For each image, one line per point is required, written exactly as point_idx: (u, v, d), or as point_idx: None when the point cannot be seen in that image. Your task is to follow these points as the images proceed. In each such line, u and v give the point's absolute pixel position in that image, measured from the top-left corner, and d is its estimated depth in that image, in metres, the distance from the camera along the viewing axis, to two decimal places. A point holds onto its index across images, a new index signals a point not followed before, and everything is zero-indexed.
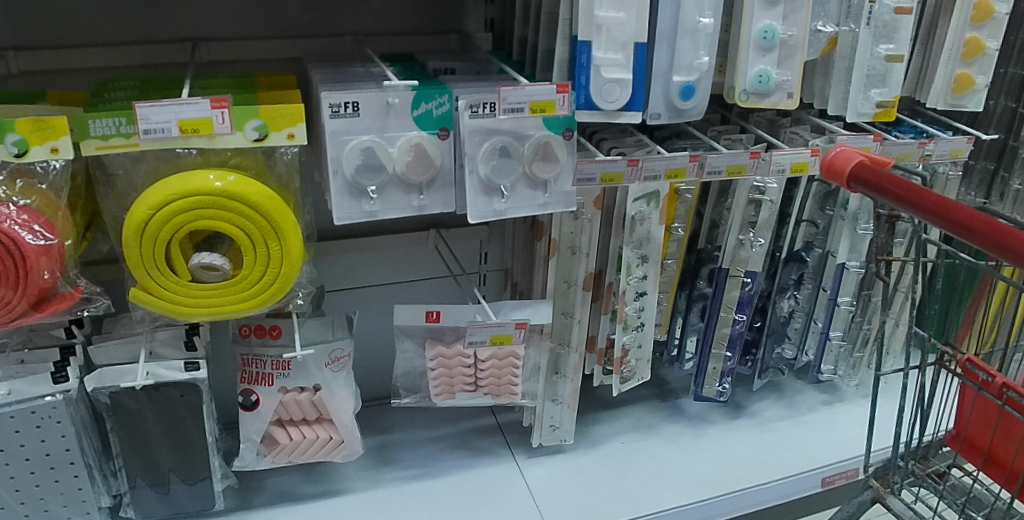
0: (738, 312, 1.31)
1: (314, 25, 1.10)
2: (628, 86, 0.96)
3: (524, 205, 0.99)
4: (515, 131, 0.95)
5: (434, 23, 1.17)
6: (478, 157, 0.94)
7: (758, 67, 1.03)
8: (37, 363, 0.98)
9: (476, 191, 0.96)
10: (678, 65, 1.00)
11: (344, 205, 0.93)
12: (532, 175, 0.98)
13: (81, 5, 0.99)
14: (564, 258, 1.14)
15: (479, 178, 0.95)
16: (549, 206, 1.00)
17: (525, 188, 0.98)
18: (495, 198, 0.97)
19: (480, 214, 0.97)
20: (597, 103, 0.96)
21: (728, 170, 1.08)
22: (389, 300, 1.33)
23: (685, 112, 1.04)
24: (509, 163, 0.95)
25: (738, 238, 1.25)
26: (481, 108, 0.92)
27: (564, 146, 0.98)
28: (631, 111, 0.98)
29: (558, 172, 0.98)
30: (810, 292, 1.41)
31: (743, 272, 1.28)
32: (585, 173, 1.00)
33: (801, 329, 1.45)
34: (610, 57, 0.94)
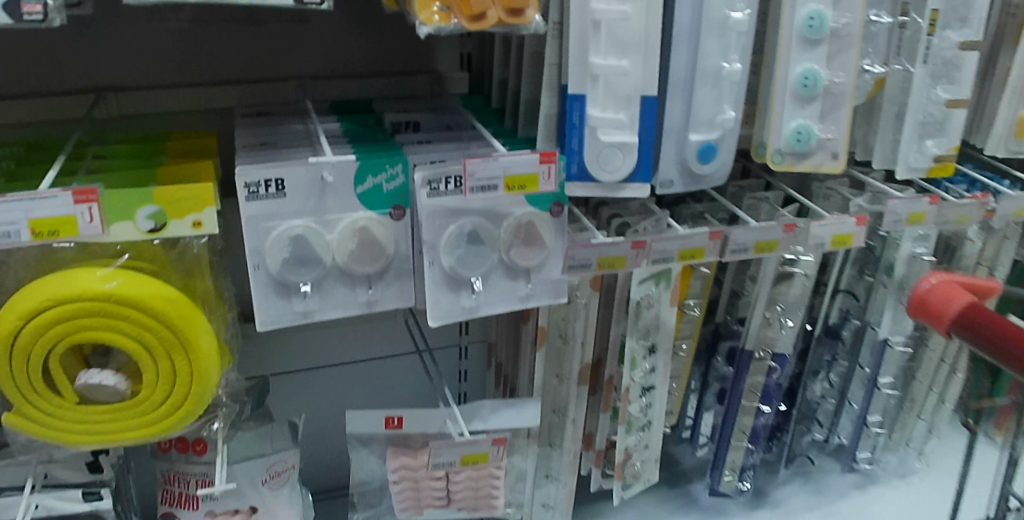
0: (763, 403, 1.12)
1: (249, 68, 0.90)
2: (631, 151, 0.74)
3: (501, 299, 0.78)
4: (488, 209, 0.74)
5: (399, 62, 0.96)
6: (441, 243, 0.73)
7: (796, 122, 0.83)
8: None
9: (440, 286, 0.75)
10: (695, 121, 0.79)
11: (271, 307, 0.73)
12: (510, 262, 0.77)
13: None
14: (555, 347, 0.95)
15: (444, 269, 0.74)
16: (534, 299, 0.80)
17: (502, 279, 0.78)
18: (464, 294, 0.77)
19: (447, 315, 0.76)
20: (591, 173, 0.75)
21: (757, 246, 0.88)
22: (353, 382, 1.12)
23: (703, 178, 0.83)
24: (479, 250, 0.74)
25: (765, 316, 1.04)
26: (437, 184, 0.71)
27: (551, 225, 0.77)
28: (636, 182, 0.77)
29: (543, 258, 0.78)
30: (843, 370, 1.20)
31: (771, 356, 1.08)
32: (578, 258, 0.80)
33: (833, 409, 1.24)
34: (609, 117, 0.73)
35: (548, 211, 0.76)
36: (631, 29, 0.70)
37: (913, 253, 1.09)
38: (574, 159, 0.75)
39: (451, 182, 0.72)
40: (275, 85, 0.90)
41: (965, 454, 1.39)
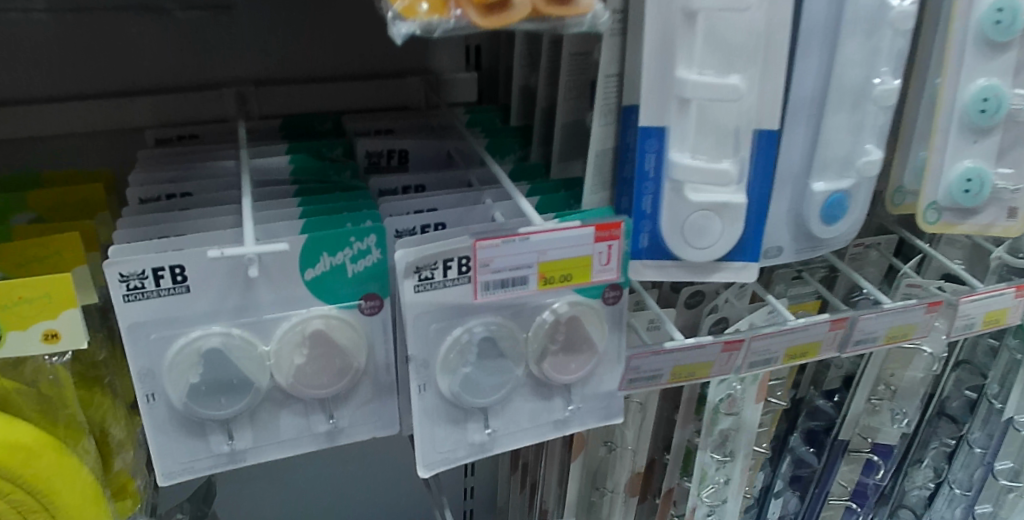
0: (854, 502, 0.87)
1: (173, 73, 0.70)
2: (734, 216, 0.47)
3: (526, 427, 0.53)
4: (511, 303, 0.48)
5: (374, 62, 0.76)
6: (439, 360, 0.48)
7: (964, 163, 0.56)
8: None
9: (436, 419, 0.50)
10: (822, 164, 0.54)
11: (178, 450, 0.48)
12: (541, 379, 0.51)
13: None
14: (595, 455, 0.70)
15: (442, 395, 0.49)
16: (572, 427, 0.54)
17: (528, 399, 0.52)
18: (472, 426, 0.51)
19: (446, 458, 0.51)
20: (671, 248, 0.48)
21: (888, 333, 0.62)
22: (326, 465, 0.88)
23: (823, 243, 0.58)
24: (497, 368, 0.49)
25: (869, 402, 0.80)
26: (428, 271, 0.44)
27: (605, 321, 0.51)
28: (737, 260, 0.50)
29: (591, 369, 0.52)
30: (949, 451, 0.93)
31: (871, 448, 0.83)
32: (645, 369, 0.53)
33: (924, 496, 0.96)
34: (703, 167, 0.45)
35: (598, 298, 0.50)
36: (745, 25, 0.43)
37: None
38: (643, 226, 0.48)
39: (454, 265, 0.45)
40: (207, 93, 0.69)
41: None
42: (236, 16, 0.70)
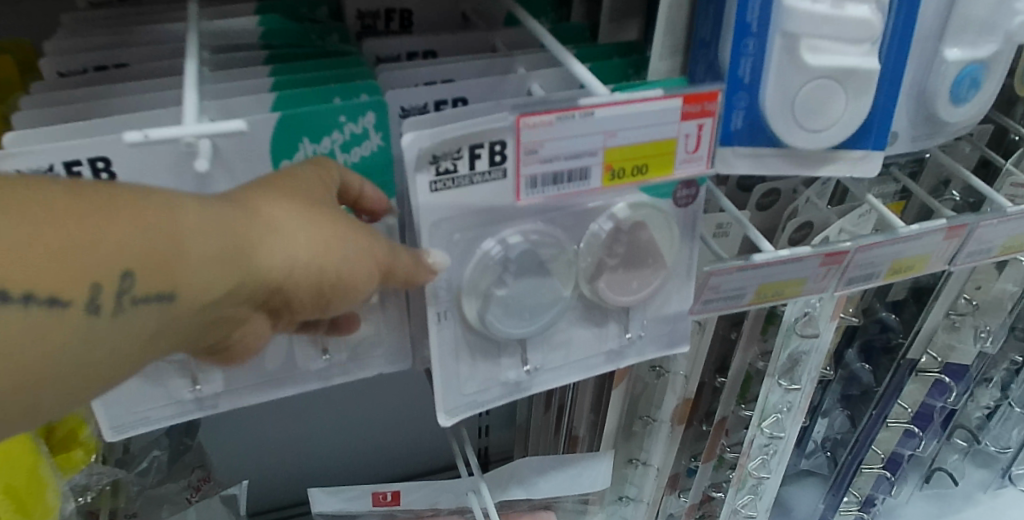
0: (914, 425, 0.78)
1: None
2: (863, 86, 0.35)
3: (571, 360, 0.43)
4: (558, 204, 0.37)
5: None
6: (464, 285, 0.37)
7: None
8: None
9: (460, 353, 0.40)
10: (960, 24, 0.41)
11: (137, 392, 0.39)
12: (592, 303, 0.40)
13: None
14: (639, 381, 0.59)
15: (469, 325, 0.39)
16: (626, 360, 0.44)
17: (575, 327, 0.42)
18: (507, 363, 0.41)
19: (475, 402, 0.41)
20: (776, 131, 0.36)
21: (1003, 246, 0.52)
22: None
23: (946, 129, 0.45)
24: (541, 294, 0.38)
25: (947, 318, 0.69)
26: (449, 162, 0.32)
27: (674, 227, 0.39)
28: (861, 148, 0.38)
29: (655, 288, 0.40)
30: (1017, 368, 0.84)
31: (942, 368, 0.73)
32: (725, 289, 0.42)
33: (982, 416, 0.88)
34: (836, 18, 0.33)
35: (669, 199, 0.39)
36: None
37: None
38: (738, 100, 0.36)
39: (484, 153, 0.33)
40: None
41: None
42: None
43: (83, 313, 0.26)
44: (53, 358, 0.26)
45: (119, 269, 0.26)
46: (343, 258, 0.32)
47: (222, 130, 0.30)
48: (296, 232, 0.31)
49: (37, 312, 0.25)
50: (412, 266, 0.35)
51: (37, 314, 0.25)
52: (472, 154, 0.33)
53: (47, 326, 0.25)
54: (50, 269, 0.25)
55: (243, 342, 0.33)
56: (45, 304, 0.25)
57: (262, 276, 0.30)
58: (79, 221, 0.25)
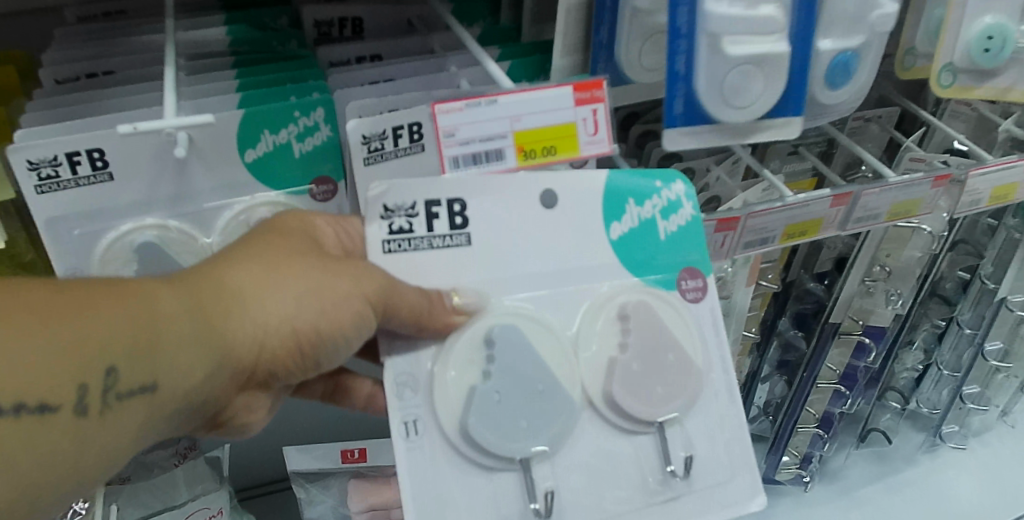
0: (843, 385, 0.85)
1: None
2: (771, 69, 0.43)
3: (605, 487, 0.45)
4: (560, 278, 0.45)
5: None
6: (438, 383, 0.43)
7: (987, 18, 0.51)
8: None
9: (459, 472, 0.43)
10: (831, 17, 0.48)
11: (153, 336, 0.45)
12: (605, 410, 0.45)
13: None
14: None
15: (450, 438, 0.43)
16: (679, 503, 0.46)
17: (603, 444, 0.46)
18: (515, 485, 0.44)
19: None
20: (709, 110, 0.44)
21: (890, 212, 0.58)
22: None
23: (828, 110, 0.52)
24: (531, 405, 0.43)
25: (863, 284, 0.77)
26: (403, 219, 0.43)
27: (694, 333, 0.47)
28: (782, 117, 0.46)
29: (692, 395, 0.46)
30: (939, 332, 0.93)
31: (863, 330, 0.80)
32: (659, 356, 0.45)
33: (912, 378, 0.98)
34: (747, 15, 0.41)
35: (676, 291, 0.47)
36: None
37: None
38: (677, 89, 0.43)
39: (443, 214, 0.43)
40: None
41: None
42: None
43: (74, 411, 0.35)
44: (64, 457, 0.36)
45: (101, 367, 0.35)
46: (317, 314, 0.41)
47: (194, 121, 0.39)
48: (273, 302, 0.40)
49: (30, 417, 0.34)
50: (428, 299, 0.41)
51: (29, 418, 0.34)
52: (430, 214, 0.43)
53: (42, 427, 0.34)
54: (34, 376, 0.34)
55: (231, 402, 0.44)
56: (36, 409, 0.34)
57: (241, 341, 0.40)
58: (72, 324, 0.34)
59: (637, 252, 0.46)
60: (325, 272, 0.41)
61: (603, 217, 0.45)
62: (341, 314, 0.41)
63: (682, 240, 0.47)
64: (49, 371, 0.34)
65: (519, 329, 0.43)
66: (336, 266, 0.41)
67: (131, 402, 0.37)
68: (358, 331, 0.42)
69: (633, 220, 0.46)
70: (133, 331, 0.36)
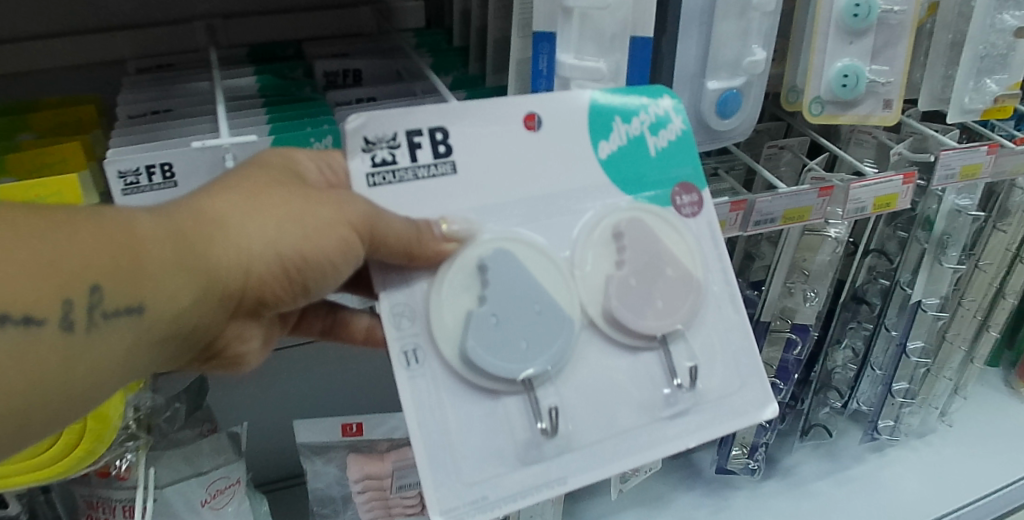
0: (778, 378, 0.97)
1: (141, 9, 0.75)
2: None
3: (600, 412, 0.49)
4: (547, 201, 0.49)
5: None
6: (436, 315, 0.46)
7: (842, 61, 0.66)
8: None
9: (462, 395, 0.47)
10: (715, 64, 0.63)
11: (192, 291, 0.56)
12: (605, 328, 0.50)
13: None
14: None
15: (450, 366, 0.47)
16: (691, 415, 0.51)
17: (613, 365, 0.50)
18: (518, 410, 0.48)
19: (509, 493, 0.46)
20: None
21: (785, 216, 0.73)
22: (312, 367, 0.99)
23: (723, 135, 0.67)
24: (534, 323, 0.47)
25: (785, 287, 0.91)
26: (385, 150, 0.46)
27: (696, 250, 0.52)
28: None
29: (694, 306, 0.51)
30: (867, 333, 1.05)
31: (790, 328, 0.94)
32: (649, 279, 0.50)
33: (849, 376, 1.10)
34: (586, 65, 0.55)
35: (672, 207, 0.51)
36: None
37: (957, 207, 0.94)
38: None
39: (427, 143, 0.47)
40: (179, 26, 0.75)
41: (1001, 413, 1.24)
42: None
43: (61, 325, 0.41)
44: (62, 367, 0.41)
45: (88, 283, 0.41)
46: (300, 240, 0.45)
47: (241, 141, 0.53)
48: (255, 230, 0.44)
49: (18, 329, 0.39)
50: (415, 227, 0.45)
51: (18, 331, 0.39)
52: (411, 144, 0.47)
53: (28, 339, 0.40)
54: (23, 291, 0.39)
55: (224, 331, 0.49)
56: (22, 321, 0.39)
57: (227, 265, 0.44)
58: (55, 244, 0.40)
59: (624, 168, 0.51)
60: (307, 203, 0.45)
61: (593, 138, 0.50)
62: (323, 242, 0.45)
63: (674, 154, 0.52)
64: (33, 286, 0.40)
65: (509, 252, 0.47)
66: (318, 197, 0.46)
67: (119, 319, 0.42)
68: (342, 259, 0.46)
69: (622, 138, 0.50)
70: (111, 251, 0.41)
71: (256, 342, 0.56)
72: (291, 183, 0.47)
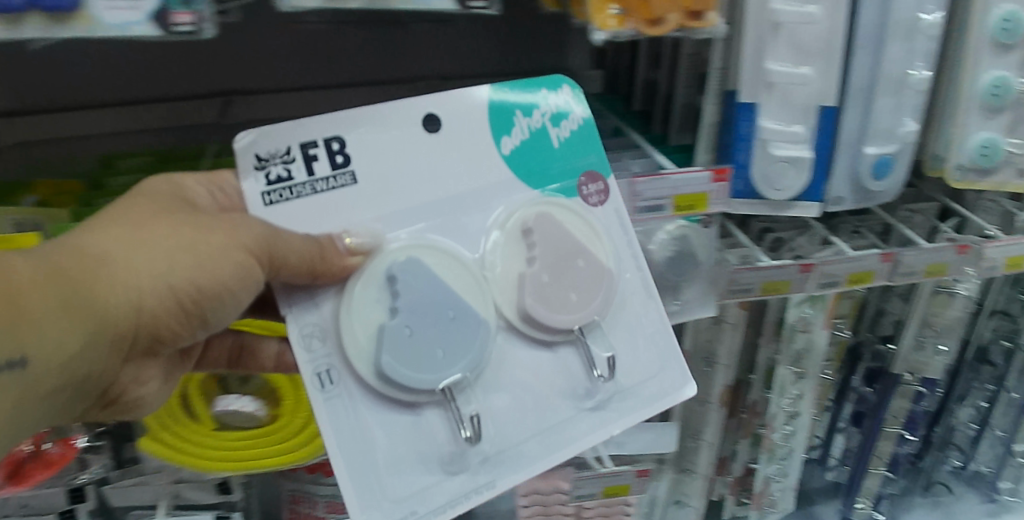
0: (906, 430, 1.03)
1: (379, 67, 0.94)
2: (801, 166, 0.75)
3: (495, 413, 0.61)
4: (447, 201, 0.62)
5: (533, 58, 0.96)
6: (348, 331, 0.57)
7: (983, 133, 0.76)
8: (42, 514, 0.72)
9: (388, 404, 0.59)
10: (873, 132, 0.76)
11: None
12: (524, 326, 0.62)
13: (115, 58, 0.85)
14: (698, 369, 0.89)
15: (362, 381, 0.58)
16: (612, 401, 0.63)
17: (532, 364, 0.63)
18: (437, 417, 0.60)
19: (434, 506, 0.58)
20: (762, 192, 0.76)
21: (927, 270, 0.83)
22: None
23: (875, 195, 0.79)
24: (441, 327, 0.58)
25: (918, 340, 0.97)
26: (279, 166, 0.58)
27: (606, 237, 0.65)
28: (806, 200, 0.78)
29: (608, 296, 0.63)
30: (990, 394, 1.09)
31: (919, 381, 1.00)
32: (552, 289, 0.61)
33: (972, 436, 1.13)
34: (785, 131, 0.74)
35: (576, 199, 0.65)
36: (812, 33, 0.71)
37: None
38: (740, 176, 0.76)
39: (322, 155, 0.59)
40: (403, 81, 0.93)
41: None
42: (431, 26, 0.92)
43: None
44: None
45: None
46: (192, 273, 0.56)
47: None
48: (143, 268, 0.55)
49: None
50: (322, 249, 0.56)
51: None
52: (309, 156, 0.59)
53: None
54: None
55: (109, 368, 0.59)
56: None
57: (124, 300, 0.55)
58: None
59: (526, 158, 0.64)
60: (199, 232, 0.56)
61: (495, 136, 0.63)
62: (214, 267, 0.56)
63: (577, 146, 0.65)
64: None
65: (419, 261, 0.59)
66: (209, 225, 0.57)
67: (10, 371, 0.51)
68: (240, 283, 0.57)
69: (523, 131, 0.64)
70: None
71: (154, 384, 0.67)
72: (173, 212, 0.58)
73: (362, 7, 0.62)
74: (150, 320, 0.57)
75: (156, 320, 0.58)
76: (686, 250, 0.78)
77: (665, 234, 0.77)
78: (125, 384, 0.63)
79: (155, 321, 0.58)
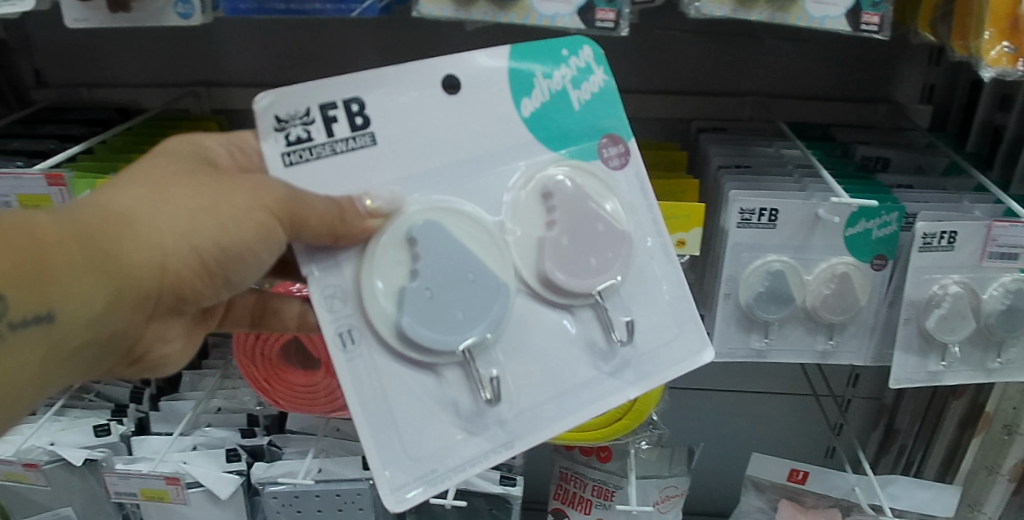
0: None
1: (710, 79, 0.91)
2: None
3: (525, 374, 0.53)
4: (471, 164, 0.53)
5: (859, 88, 0.91)
6: (368, 290, 0.50)
7: None
8: (351, 440, 0.79)
9: (399, 361, 0.52)
10: None
11: (798, 342, 0.73)
12: (549, 294, 0.54)
13: (465, 41, 0.89)
14: (995, 436, 0.82)
15: (385, 342, 0.51)
16: (631, 366, 0.55)
17: (542, 328, 0.54)
18: (449, 375, 0.52)
19: (455, 464, 0.51)
20: None
21: None
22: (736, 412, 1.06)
23: None
24: (464, 291, 0.51)
25: None
26: (298, 127, 0.50)
27: (626, 205, 0.55)
28: None
29: (626, 262, 0.54)
30: None
31: None
32: (588, 266, 0.53)
33: None
34: None
35: (597, 160, 0.55)
36: None
37: None
38: None
39: (342, 117, 0.51)
40: (731, 99, 0.91)
41: None
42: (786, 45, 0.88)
43: None
44: None
45: None
46: (218, 230, 0.49)
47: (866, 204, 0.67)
48: (163, 224, 0.48)
49: None
50: (343, 208, 0.48)
51: None
52: (327, 117, 0.50)
53: None
54: None
55: (136, 332, 0.53)
56: None
57: (144, 260, 0.48)
58: None
59: (549, 124, 0.54)
60: (224, 191, 0.49)
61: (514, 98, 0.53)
62: (240, 229, 0.49)
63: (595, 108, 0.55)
64: None
65: (440, 223, 0.50)
66: (233, 185, 0.49)
67: (31, 329, 0.45)
68: (263, 244, 0.50)
69: (544, 93, 0.54)
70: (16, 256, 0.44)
71: (178, 343, 0.59)
72: (195, 171, 0.51)
73: (762, 20, 0.62)
74: (176, 282, 0.50)
75: (180, 282, 0.51)
76: (1023, 305, 0.70)
77: (999, 286, 0.71)
78: (150, 342, 0.56)
79: (183, 282, 0.50)
